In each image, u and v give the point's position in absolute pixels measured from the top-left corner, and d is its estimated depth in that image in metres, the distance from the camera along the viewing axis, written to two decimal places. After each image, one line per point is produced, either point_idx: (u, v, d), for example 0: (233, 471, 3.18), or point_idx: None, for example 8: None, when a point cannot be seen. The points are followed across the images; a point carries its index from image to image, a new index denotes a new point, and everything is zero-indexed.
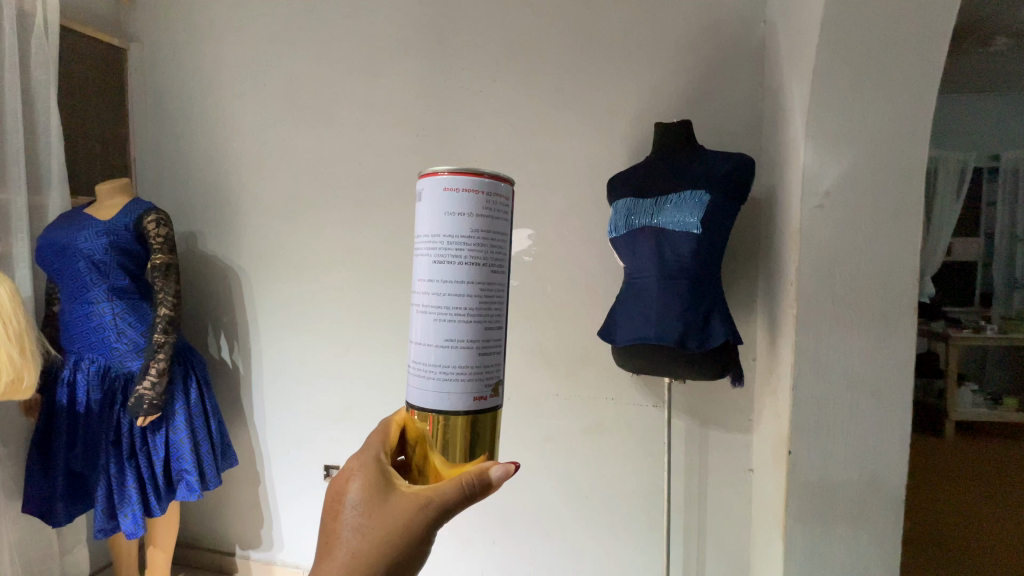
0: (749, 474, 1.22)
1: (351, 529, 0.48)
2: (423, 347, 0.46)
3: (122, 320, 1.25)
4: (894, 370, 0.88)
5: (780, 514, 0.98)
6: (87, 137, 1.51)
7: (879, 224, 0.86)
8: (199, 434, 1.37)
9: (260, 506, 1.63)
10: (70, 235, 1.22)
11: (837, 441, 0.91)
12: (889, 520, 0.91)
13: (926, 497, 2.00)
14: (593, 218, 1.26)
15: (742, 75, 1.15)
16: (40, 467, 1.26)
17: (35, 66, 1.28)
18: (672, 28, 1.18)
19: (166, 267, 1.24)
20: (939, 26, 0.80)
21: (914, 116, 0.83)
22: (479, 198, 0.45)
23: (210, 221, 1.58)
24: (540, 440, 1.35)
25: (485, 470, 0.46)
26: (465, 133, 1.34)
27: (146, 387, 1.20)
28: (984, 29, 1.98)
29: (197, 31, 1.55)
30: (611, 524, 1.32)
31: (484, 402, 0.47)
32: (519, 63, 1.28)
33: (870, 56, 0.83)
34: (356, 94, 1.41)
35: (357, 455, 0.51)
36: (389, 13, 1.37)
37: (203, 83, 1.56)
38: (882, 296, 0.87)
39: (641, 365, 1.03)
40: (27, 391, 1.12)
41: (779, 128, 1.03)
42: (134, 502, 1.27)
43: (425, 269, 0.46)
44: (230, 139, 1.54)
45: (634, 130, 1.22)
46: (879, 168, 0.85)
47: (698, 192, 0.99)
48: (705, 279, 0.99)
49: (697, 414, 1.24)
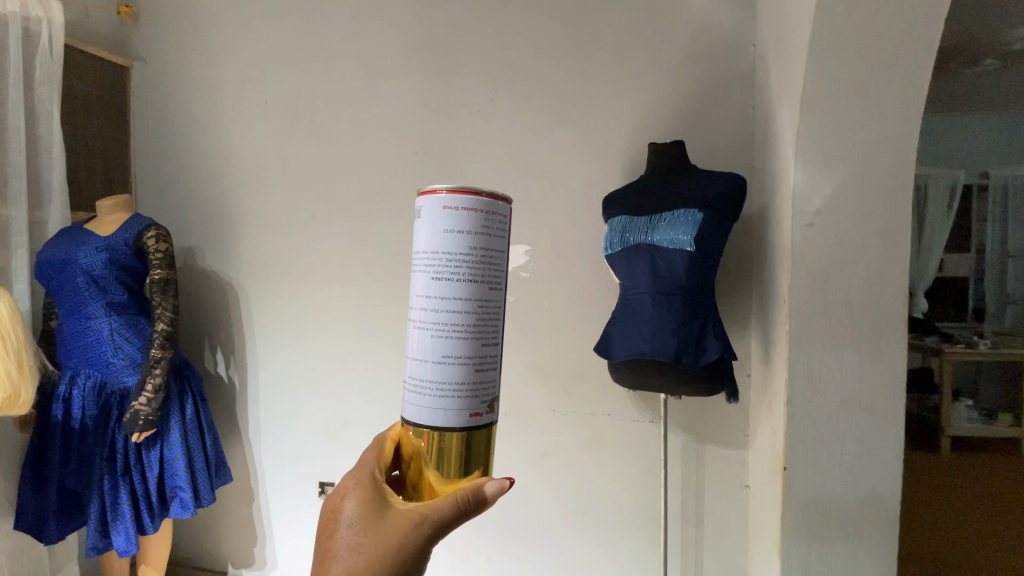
0: (745, 489, 1.22)
1: (346, 548, 0.48)
2: (420, 363, 0.47)
3: (119, 335, 1.26)
4: (886, 386, 0.89)
5: (775, 529, 0.98)
6: (88, 153, 1.53)
7: (868, 244, 0.88)
8: (194, 450, 1.37)
9: (252, 523, 1.61)
10: (70, 251, 1.23)
11: (832, 458, 0.92)
12: (884, 538, 0.91)
13: (917, 513, 1.98)
14: (589, 234, 1.28)
15: (733, 97, 1.18)
16: (33, 483, 1.25)
17: (39, 84, 1.30)
18: (665, 51, 1.22)
19: (165, 282, 1.25)
20: (921, 51, 0.83)
21: (900, 138, 0.86)
22: (477, 216, 0.46)
23: (209, 235, 1.60)
24: (537, 456, 1.34)
25: (480, 486, 0.47)
26: (463, 151, 1.36)
27: (143, 402, 1.19)
28: (972, 50, 2.04)
29: (200, 50, 1.58)
30: (608, 540, 1.31)
31: (480, 419, 0.47)
32: (517, 83, 1.31)
33: (858, 81, 0.85)
34: (356, 112, 1.44)
35: (353, 472, 0.52)
36: (390, 34, 1.40)
37: (205, 100, 1.59)
38: (873, 313, 0.89)
39: (637, 382, 1.04)
40: (23, 407, 1.12)
41: (770, 148, 1.06)
42: (127, 520, 1.25)
43: (423, 285, 0.47)
44: (230, 154, 1.56)
45: (629, 149, 1.25)
46: (868, 190, 0.87)
47: (691, 210, 1.01)
48: (700, 296, 1.00)
49: (693, 429, 1.24)
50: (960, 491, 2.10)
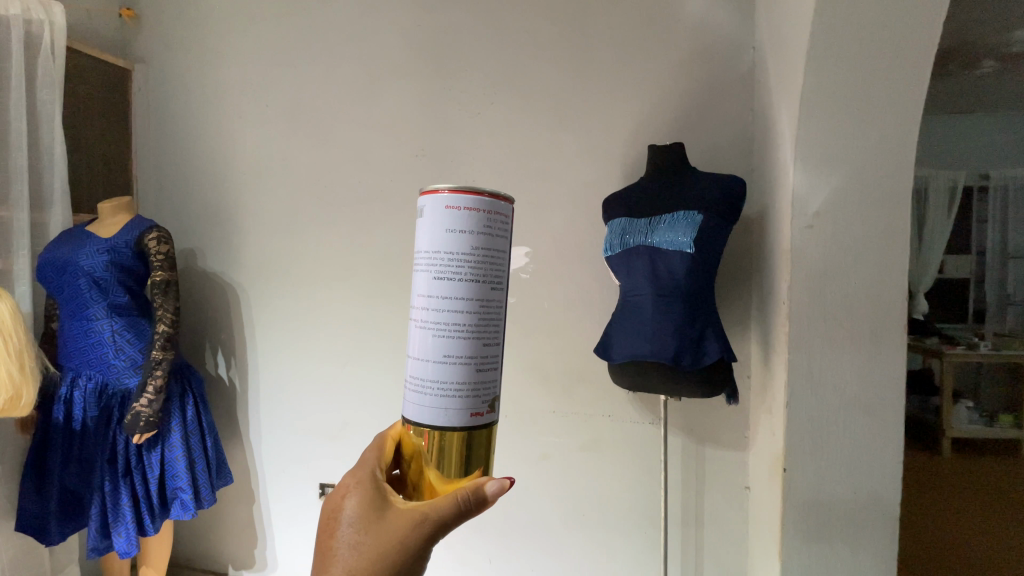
0: (745, 491, 1.22)
1: (347, 547, 0.49)
2: (421, 362, 0.47)
3: (120, 336, 1.26)
4: (885, 388, 0.89)
5: (775, 531, 0.98)
6: (90, 155, 1.54)
7: (867, 246, 0.88)
8: (194, 451, 1.37)
9: (253, 524, 1.61)
10: (72, 252, 1.24)
11: (832, 459, 0.92)
12: (884, 539, 0.91)
13: (919, 514, 1.98)
14: (589, 236, 1.28)
15: (732, 99, 1.18)
16: (34, 484, 1.25)
17: (41, 87, 1.31)
18: (665, 53, 1.22)
19: (166, 284, 1.25)
20: (919, 54, 0.83)
21: (899, 140, 0.86)
22: (479, 216, 0.46)
23: (210, 237, 1.60)
24: (537, 457, 1.35)
25: (481, 486, 0.48)
26: (463, 153, 1.36)
27: (144, 404, 1.20)
28: (972, 51, 2.04)
29: (202, 52, 1.59)
30: (608, 541, 1.31)
31: (480, 419, 0.47)
32: (517, 85, 1.31)
33: (857, 83, 0.86)
34: (356, 114, 1.44)
35: (354, 472, 0.52)
36: (390, 36, 1.41)
37: (206, 103, 1.59)
38: (872, 314, 0.89)
39: (637, 383, 1.04)
40: (25, 408, 1.12)
41: (769, 150, 1.06)
42: (128, 521, 1.25)
43: (425, 285, 0.47)
44: (231, 156, 1.57)
45: (628, 151, 1.25)
46: (867, 191, 0.88)
47: (691, 212, 1.01)
48: (699, 297, 1.01)
49: (694, 431, 1.24)
50: (961, 492, 2.10)
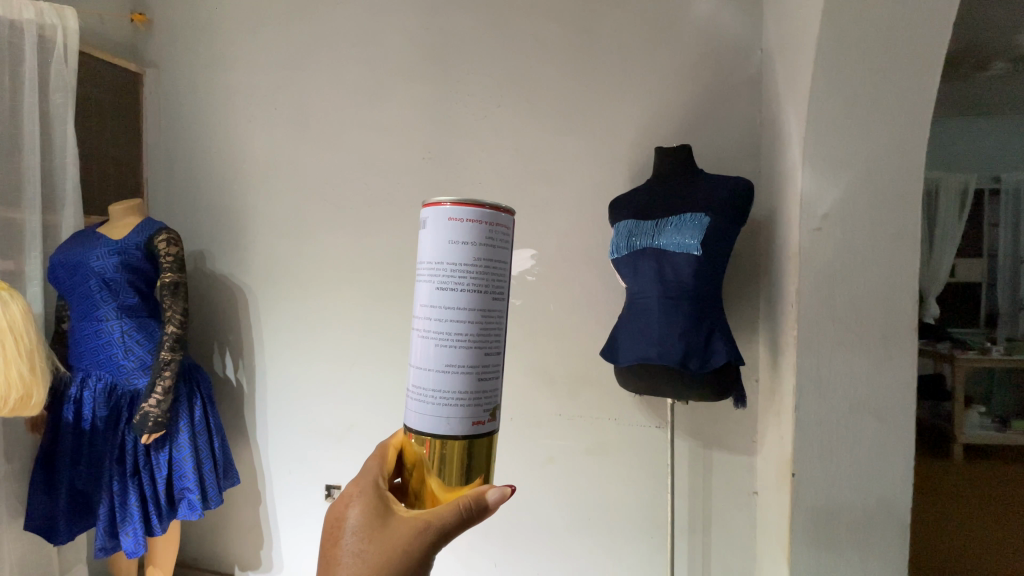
0: (753, 496, 1.21)
1: (351, 555, 0.49)
2: (423, 371, 0.47)
3: (130, 337, 1.27)
4: (898, 391, 0.88)
5: (784, 536, 0.97)
6: (102, 158, 1.56)
7: (879, 249, 0.87)
8: (202, 451, 1.38)
9: (259, 525, 1.61)
10: (83, 253, 1.25)
11: (842, 464, 0.91)
12: (895, 546, 0.90)
13: (929, 521, 1.97)
14: (595, 239, 1.28)
15: (740, 101, 1.18)
16: (43, 484, 1.26)
17: (53, 90, 1.33)
18: (673, 55, 1.22)
19: (175, 285, 1.26)
20: (931, 54, 0.82)
21: (910, 141, 0.85)
22: (480, 228, 0.46)
23: (218, 238, 1.61)
24: (541, 460, 1.34)
25: (483, 494, 0.48)
26: (469, 155, 1.37)
27: (152, 404, 1.20)
28: (984, 53, 2.02)
29: (212, 55, 1.60)
30: (615, 546, 1.30)
31: (482, 427, 0.47)
32: (523, 88, 1.32)
33: (867, 83, 0.85)
34: (364, 116, 1.45)
35: (357, 480, 0.52)
36: (397, 40, 1.42)
37: (214, 105, 1.61)
38: (883, 318, 0.88)
39: (643, 387, 1.04)
40: (35, 407, 1.13)
41: (778, 151, 1.05)
42: (135, 521, 1.26)
43: (427, 295, 0.47)
44: (239, 158, 1.58)
45: (635, 154, 1.25)
46: (877, 195, 0.87)
47: (698, 214, 1.01)
48: (705, 300, 1.00)
49: (701, 435, 1.23)
50: (974, 500, 2.07)
